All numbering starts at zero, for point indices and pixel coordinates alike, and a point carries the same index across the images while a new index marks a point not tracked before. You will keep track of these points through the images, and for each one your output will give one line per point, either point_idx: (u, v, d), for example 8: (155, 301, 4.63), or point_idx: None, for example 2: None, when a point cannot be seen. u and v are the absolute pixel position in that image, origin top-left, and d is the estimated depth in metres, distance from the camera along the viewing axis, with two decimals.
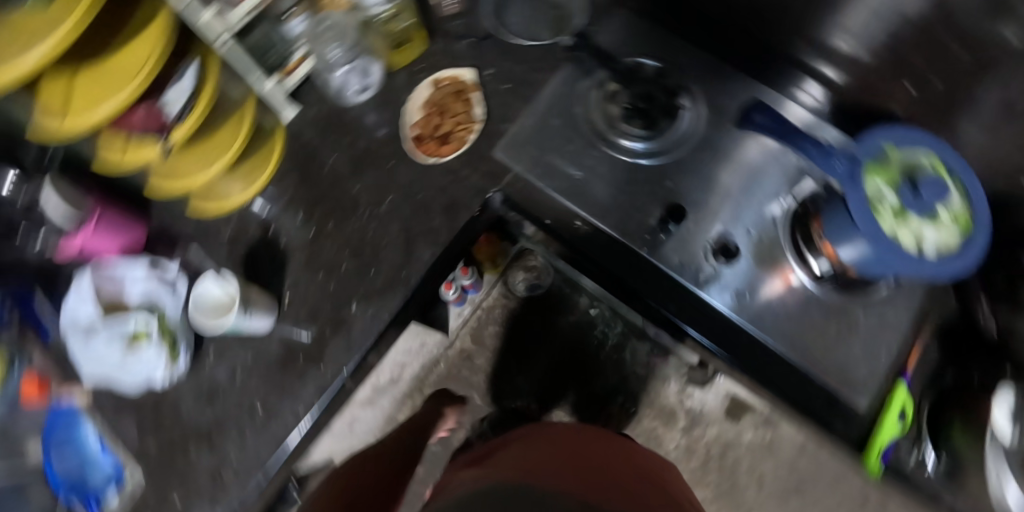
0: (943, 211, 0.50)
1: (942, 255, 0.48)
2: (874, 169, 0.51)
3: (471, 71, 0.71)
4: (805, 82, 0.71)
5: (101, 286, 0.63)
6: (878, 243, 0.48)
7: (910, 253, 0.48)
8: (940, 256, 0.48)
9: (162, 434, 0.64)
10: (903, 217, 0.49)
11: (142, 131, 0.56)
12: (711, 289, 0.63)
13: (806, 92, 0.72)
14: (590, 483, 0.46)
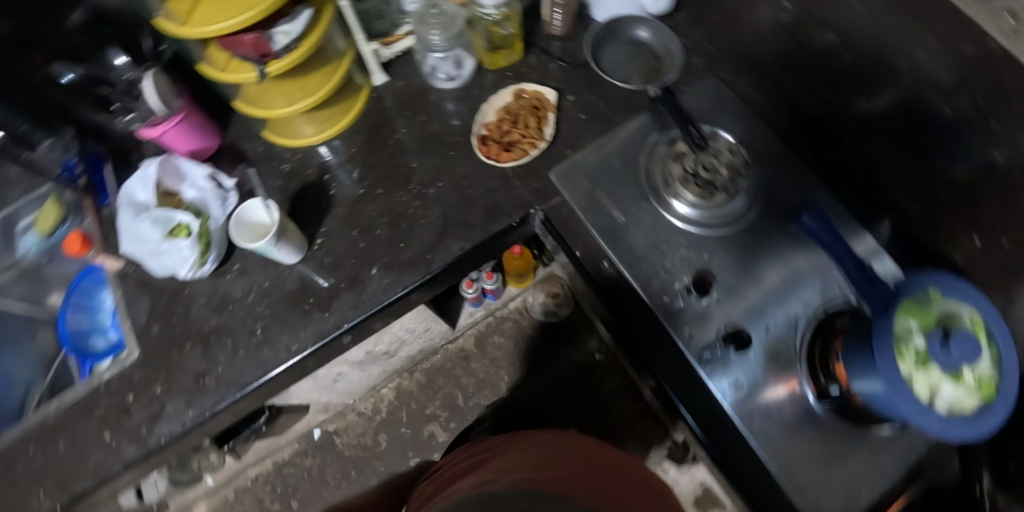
0: (970, 372, 0.48)
1: (949, 418, 0.47)
2: (909, 307, 0.50)
3: (553, 92, 0.73)
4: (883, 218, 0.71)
5: (163, 176, 0.69)
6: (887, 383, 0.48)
7: (915, 404, 0.47)
8: (946, 418, 0.47)
9: (167, 324, 0.68)
10: (924, 364, 0.48)
11: (242, 53, 0.60)
12: (711, 372, 0.61)
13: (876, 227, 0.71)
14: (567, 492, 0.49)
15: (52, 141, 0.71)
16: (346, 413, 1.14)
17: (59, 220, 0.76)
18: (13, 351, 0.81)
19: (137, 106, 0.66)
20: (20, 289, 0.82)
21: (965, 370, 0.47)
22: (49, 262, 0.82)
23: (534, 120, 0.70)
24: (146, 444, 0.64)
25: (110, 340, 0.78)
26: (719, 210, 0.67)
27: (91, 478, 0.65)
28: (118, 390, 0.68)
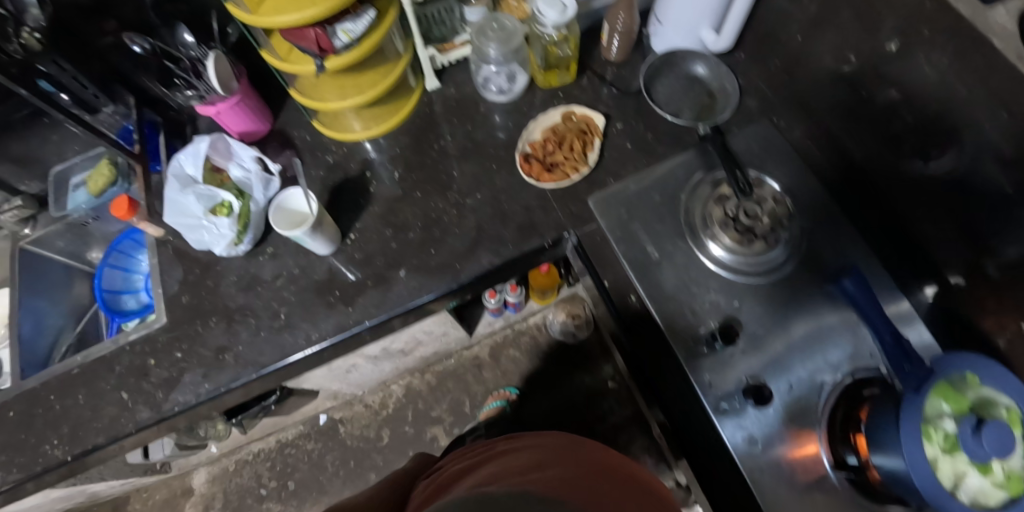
0: (999, 464, 0.46)
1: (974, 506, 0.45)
2: (943, 390, 0.48)
3: (602, 117, 0.73)
4: (927, 282, 0.67)
5: (212, 153, 0.70)
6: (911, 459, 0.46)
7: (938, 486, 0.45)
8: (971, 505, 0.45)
9: (195, 296, 0.70)
10: (953, 451, 0.46)
11: (303, 47, 0.61)
12: (728, 421, 0.59)
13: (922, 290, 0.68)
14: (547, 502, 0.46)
15: (115, 108, 0.72)
16: (353, 404, 1.16)
17: (109, 183, 0.78)
18: (47, 298, 0.82)
19: (197, 85, 0.69)
20: (63, 242, 0.82)
21: (995, 462, 0.46)
22: (93, 220, 0.81)
23: (580, 143, 0.70)
24: (159, 410, 0.65)
25: (140, 301, 0.85)
26: (756, 258, 0.65)
27: (102, 435, 0.66)
28: (139, 354, 0.69)
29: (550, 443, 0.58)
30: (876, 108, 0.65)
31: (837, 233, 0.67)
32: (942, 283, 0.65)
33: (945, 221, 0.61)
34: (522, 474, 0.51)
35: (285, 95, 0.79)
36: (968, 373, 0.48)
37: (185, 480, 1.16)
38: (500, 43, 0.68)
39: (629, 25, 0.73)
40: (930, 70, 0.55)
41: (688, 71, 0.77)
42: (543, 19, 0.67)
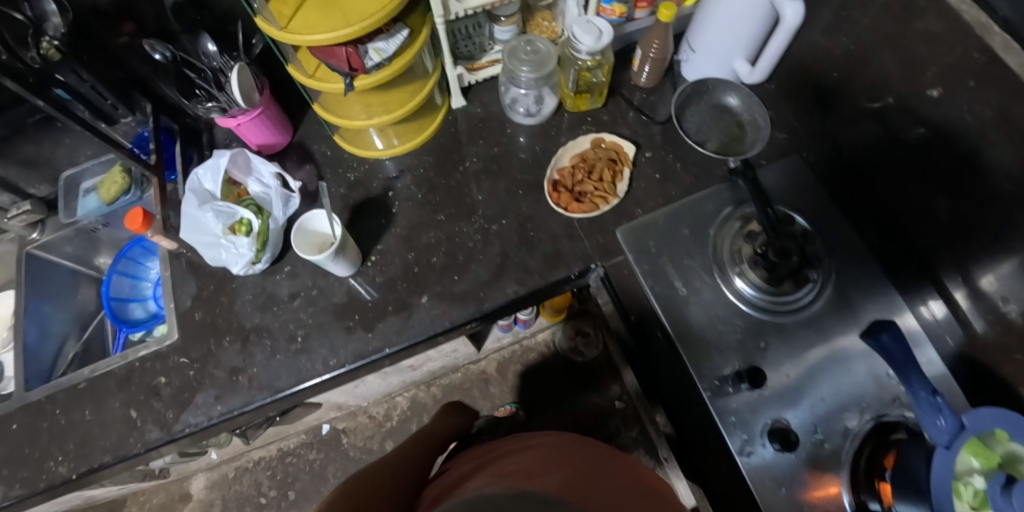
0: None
1: None
2: (975, 445, 0.47)
3: (631, 146, 0.73)
4: (930, 296, 0.66)
5: (231, 168, 0.68)
6: None
7: None
8: None
9: (209, 313, 0.68)
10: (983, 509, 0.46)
11: (333, 65, 0.60)
12: (749, 466, 0.58)
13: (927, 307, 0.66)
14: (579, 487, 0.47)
15: (133, 118, 0.70)
16: (357, 414, 1.15)
17: (122, 190, 0.77)
18: (51, 303, 0.80)
19: (218, 96, 0.68)
20: (71, 247, 0.81)
21: None
22: (103, 226, 0.81)
23: (610, 174, 0.70)
24: (168, 432, 0.63)
25: (148, 310, 0.85)
26: (786, 299, 0.64)
27: (109, 454, 0.64)
28: (150, 371, 0.67)
29: (555, 444, 0.54)
30: (908, 146, 0.63)
31: (862, 272, 0.66)
32: (950, 301, 0.64)
33: (973, 263, 0.60)
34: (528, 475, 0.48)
35: (308, 108, 0.78)
36: (999, 429, 0.47)
37: (183, 485, 1.14)
38: (532, 66, 0.67)
39: (663, 52, 0.73)
40: (970, 120, 0.54)
41: (720, 101, 0.76)
42: (577, 45, 0.66)
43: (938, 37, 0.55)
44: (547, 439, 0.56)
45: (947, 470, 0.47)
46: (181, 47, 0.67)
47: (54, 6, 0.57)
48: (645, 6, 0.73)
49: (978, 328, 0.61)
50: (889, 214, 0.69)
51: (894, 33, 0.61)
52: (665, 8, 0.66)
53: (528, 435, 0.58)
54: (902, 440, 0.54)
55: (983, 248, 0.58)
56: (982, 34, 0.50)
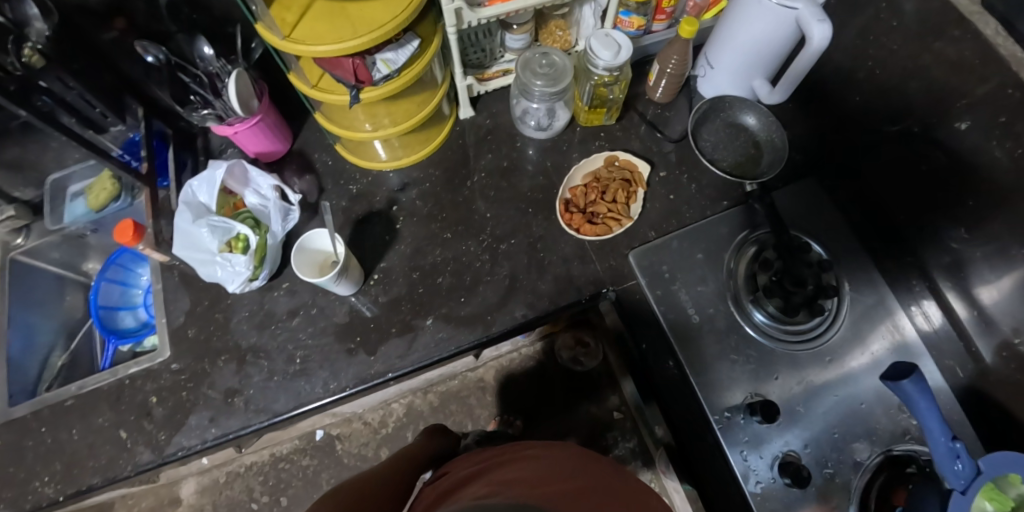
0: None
1: None
2: (990, 490, 0.46)
3: (644, 164, 0.71)
4: (923, 297, 0.64)
5: (227, 179, 0.65)
6: None
7: None
8: None
9: (204, 329, 0.66)
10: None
11: (339, 76, 0.56)
12: (759, 502, 0.56)
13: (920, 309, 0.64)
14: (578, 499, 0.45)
15: (124, 125, 0.66)
16: (352, 420, 1.13)
17: (112, 197, 0.78)
18: (38, 312, 0.80)
19: (216, 104, 0.64)
20: (57, 253, 0.81)
21: None
22: (92, 232, 0.80)
23: (624, 195, 0.68)
24: (160, 454, 0.61)
25: (138, 318, 0.82)
26: (798, 328, 0.63)
27: (97, 476, 0.61)
28: (141, 390, 0.64)
29: (559, 455, 0.52)
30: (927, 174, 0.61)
31: (874, 299, 0.65)
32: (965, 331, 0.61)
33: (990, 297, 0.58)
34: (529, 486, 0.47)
35: (309, 114, 0.74)
36: (1012, 472, 0.46)
37: (173, 489, 1.12)
38: (547, 80, 0.65)
39: (681, 67, 0.70)
40: (1001, 157, 0.53)
41: (736, 119, 0.74)
42: (596, 60, 0.63)
43: (972, 67, 0.54)
44: (547, 447, 0.54)
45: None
46: (176, 47, 0.64)
47: (37, 10, 0.54)
48: (664, 19, 0.71)
49: (990, 361, 0.59)
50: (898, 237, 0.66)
51: (923, 61, 0.59)
52: (687, 24, 0.63)
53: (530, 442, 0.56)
54: (915, 479, 0.53)
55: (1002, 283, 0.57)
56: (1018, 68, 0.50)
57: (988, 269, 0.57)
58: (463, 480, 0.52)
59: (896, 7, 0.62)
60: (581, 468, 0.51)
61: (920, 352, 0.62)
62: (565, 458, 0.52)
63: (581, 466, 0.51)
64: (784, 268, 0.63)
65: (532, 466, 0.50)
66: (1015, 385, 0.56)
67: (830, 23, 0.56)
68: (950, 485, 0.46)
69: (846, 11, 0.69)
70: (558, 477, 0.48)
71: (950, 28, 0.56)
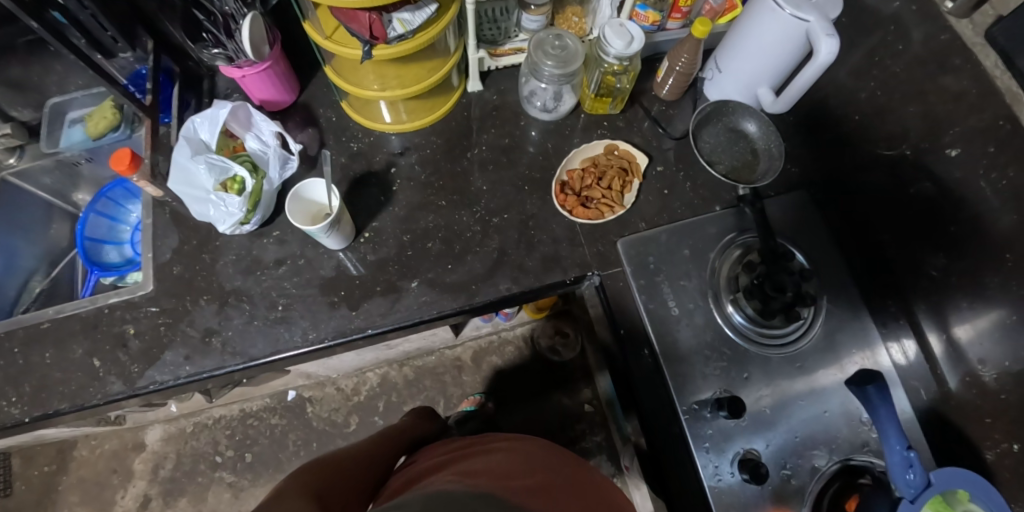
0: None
1: None
2: (936, 502, 0.48)
3: (643, 157, 0.72)
4: (904, 336, 0.65)
5: (230, 120, 0.66)
6: None
7: None
8: None
9: (189, 268, 0.66)
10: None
11: (354, 29, 0.56)
12: (717, 494, 0.57)
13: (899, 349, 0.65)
14: (536, 487, 0.47)
15: (132, 55, 0.67)
16: (325, 385, 1.13)
17: (111, 126, 0.77)
18: (22, 236, 0.80)
19: (227, 45, 0.65)
20: (49, 179, 0.81)
21: None
22: (86, 161, 0.81)
23: (619, 183, 0.70)
24: (131, 386, 0.61)
25: (123, 255, 0.82)
26: (773, 332, 0.64)
27: (66, 401, 0.61)
28: (119, 320, 0.64)
29: (520, 448, 0.53)
30: (911, 201, 0.63)
31: (851, 313, 0.66)
32: (929, 350, 0.63)
33: (953, 313, 0.60)
34: (490, 474, 0.47)
35: (319, 69, 0.75)
36: (962, 489, 0.48)
37: (138, 434, 1.12)
38: (557, 61, 0.65)
39: (690, 67, 0.72)
40: (986, 188, 0.55)
41: (738, 124, 0.74)
42: (607, 47, 0.64)
43: (969, 97, 0.56)
44: (513, 441, 0.55)
45: None
46: None
47: None
48: (679, 18, 0.73)
49: (953, 384, 0.61)
50: (883, 257, 0.68)
51: (923, 88, 0.61)
52: (701, 24, 0.65)
53: (496, 436, 0.57)
54: (866, 487, 0.55)
55: (968, 301, 0.59)
56: (1012, 103, 0.52)
57: (961, 297, 0.59)
58: (432, 467, 0.53)
59: (903, 32, 0.64)
60: (544, 462, 0.52)
61: (895, 379, 0.63)
62: (528, 453, 0.53)
63: (546, 462, 0.52)
64: (767, 271, 0.62)
65: (493, 456, 0.51)
66: (973, 410, 0.59)
67: (837, 39, 0.58)
68: (899, 493, 0.47)
69: (855, 30, 0.71)
70: (521, 469, 0.49)
71: (952, 57, 0.58)
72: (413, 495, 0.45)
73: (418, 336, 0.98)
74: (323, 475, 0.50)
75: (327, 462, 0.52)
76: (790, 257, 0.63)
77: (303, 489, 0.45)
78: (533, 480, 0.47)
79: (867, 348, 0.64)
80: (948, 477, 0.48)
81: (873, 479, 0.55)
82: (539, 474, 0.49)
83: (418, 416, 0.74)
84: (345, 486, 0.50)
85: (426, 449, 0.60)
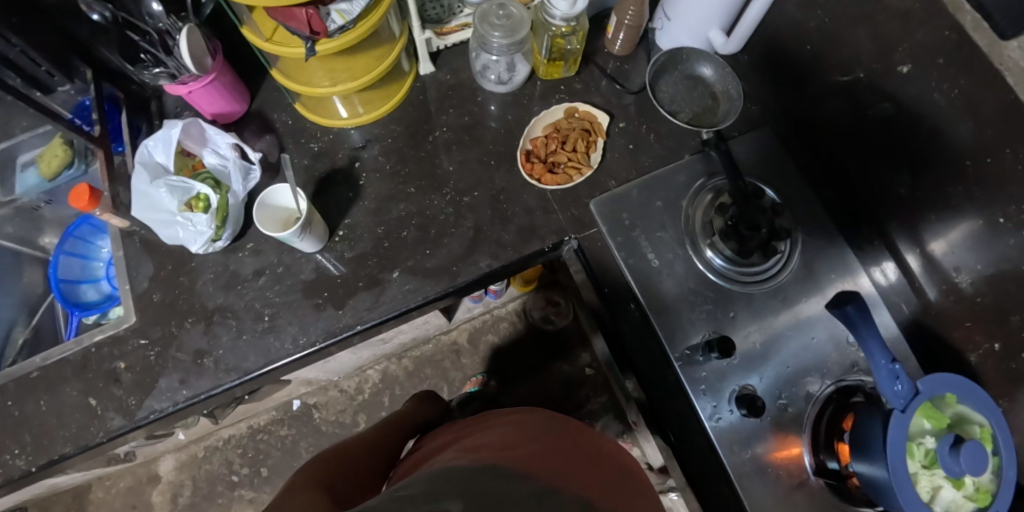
0: (972, 480, 0.49)
1: None
2: (926, 409, 0.50)
3: (604, 115, 0.72)
4: (884, 259, 0.68)
5: (184, 138, 0.65)
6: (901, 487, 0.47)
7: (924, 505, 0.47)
8: None
9: (170, 292, 0.65)
10: (932, 467, 0.49)
11: (293, 28, 0.54)
12: (719, 437, 0.59)
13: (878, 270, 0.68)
14: (543, 456, 0.47)
15: (72, 87, 0.64)
16: (328, 389, 1.14)
17: (64, 164, 0.75)
18: None
19: (167, 62, 0.63)
20: (11, 227, 0.80)
21: (967, 477, 0.49)
22: (46, 204, 0.80)
23: (583, 144, 0.70)
24: (132, 418, 0.61)
25: (101, 291, 0.80)
26: (753, 269, 0.65)
27: (69, 444, 0.61)
28: (108, 356, 0.63)
29: (523, 420, 0.54)
30: (874, 124, 0.64)
31: (828, 242, 0.67)
32: (902, 262, 0.66)
33: (925, 229, 0.62)
34: (495, 448, 0.48)
35: (267, 74, 0.74)
36: (948, 393, 0.50)
37: (151, 467, 1.12)
38: (503, 31, 0.65)
39: (638, 19, 0.71)
40: (940, 100, 0.55)
41: (693, 71, 0.75)
42: (552, 11, 0.64)
43: None
44: (517, 414, 0.56)
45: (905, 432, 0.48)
46: None
47: None
48: None
49: (932, 295, 0.63)
50: (849, 185, 0.71)
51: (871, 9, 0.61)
52: None
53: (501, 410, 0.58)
54: (857, 405, 0.56)
55: (936, 216, 0.60)
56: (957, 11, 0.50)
57: (931, 213, 0.61)
58: (438, 448, 0.53)
59: None
60: (546, 430, 0.53)
61: (877, 301, 0.65)
62: (532, 425, 0.54)
63: (547, 430, 0.53)
64: (739, 210, 0.62)
65: (496, 431, 0.52)
66: (952, 316, 0.61)
67: None
68: (890, 405, 0.49)
69: None
70: (525, 440, 0.50)
71: None
72: (420, 474, 0.45)
73: (409, 325, 0.98)
74: (332, 466, 0.50)
75: (336, 454, 0.53)
76: (761, 194, 0.63)
77: (315, 482, 0.46)
78: (538, 450, 0.48)
79: (846, 275, 0.66)
80: (936, 384, 0.50)
81: (864, 396, 0.56)
82: (542, 443, 0.50)
83: (420, 399, 0.74)
84: (352, 478, 0.50)
85: (430, 433, 0.60)
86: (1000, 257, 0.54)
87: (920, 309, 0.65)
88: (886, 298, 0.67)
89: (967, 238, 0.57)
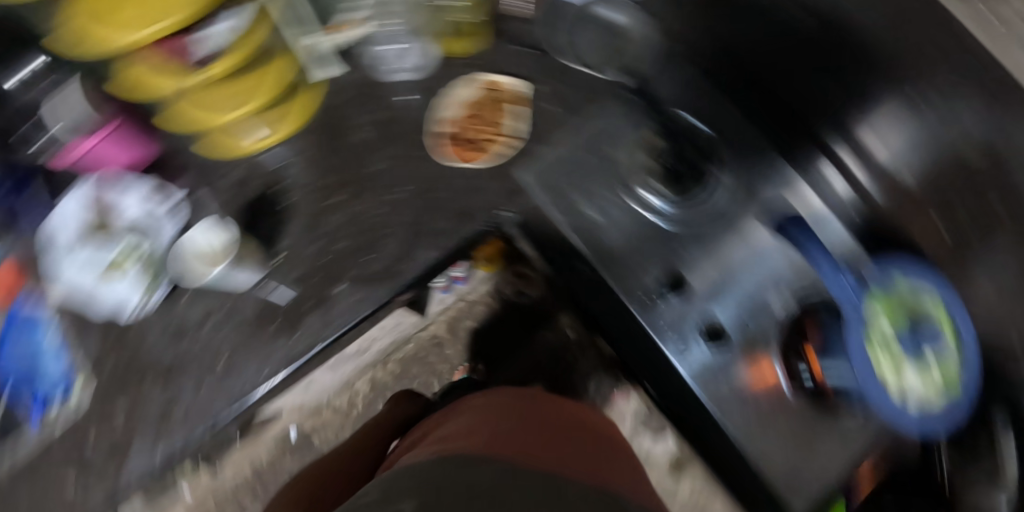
0: (935, 362, 0.62)
1: (923, 399, 0.62)
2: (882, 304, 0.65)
3: (523, 82, 0.70)
4: (825, 165, 0.75)
5: (93, 199, 0.61)
6: (868, 376, 0.62)
7: (892, 393, 0.62)
8: (921, 398, 0.62)
9: (120, 357, 0.62)
10: (894, 355, 0.63)
11: (167, 58, 0.55)
12: (687, 367, 0.64)
13: (831, 178, 0.75)
14: (512, 440, 0.46)
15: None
16: (321, 411, 1.09)
17: None
18: None
19: None
20: None
21: (932, 360, 0.63)
22: None
23: (501, 114, 0.69)
24: (111, 489, 0.60)
25: (56, 379, 0.59)
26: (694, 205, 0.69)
27: None
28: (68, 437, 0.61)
29: (494, 408, 0.53)
30: (797, 40, 0.64)
31: (763, 177, 0.74)
32: (840, 165, 0.74)
33: (851, 122, 0.69)
34: (464, 438, 0.47)
35: None
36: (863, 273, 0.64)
37: None
38: None
39: None
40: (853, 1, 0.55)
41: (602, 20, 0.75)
42: None
43: None
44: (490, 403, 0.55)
45: (862, 335, 0.63)
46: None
47: None
48: None
49: (879, 197, 0.72)
50: (783, 102, 0.73)
51: None
52: None
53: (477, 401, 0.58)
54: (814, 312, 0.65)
55: (855, 107, 0.67)
56: None
57: (854, 109, 0.67)
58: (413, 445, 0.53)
59: None
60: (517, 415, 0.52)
61: (827, 214, 0.75)
62: (489, 409, 0.54)
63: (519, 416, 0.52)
64: (673, 157, 0.70)
65: (467, 422, 0.51)
66: (901, 209, 0.70)
67: None
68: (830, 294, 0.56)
69: None
70: (495, 429, 0.49)
71: None
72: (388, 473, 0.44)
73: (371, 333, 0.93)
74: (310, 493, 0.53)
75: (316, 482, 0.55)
76: (695, 135, 0.73)
77: None
78: (506, 436, 0.47)
79: (793, 192, 0.75)
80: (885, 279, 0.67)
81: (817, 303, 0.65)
82: (512, 429, 0.49)
83: (399, 399, 0.75)
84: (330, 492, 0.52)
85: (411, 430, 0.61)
86: (921, 146, 0.62)
87: (874, 211, 0.74)
88: (841, 204, 0.75)
89: (899, 134, 0.65)
